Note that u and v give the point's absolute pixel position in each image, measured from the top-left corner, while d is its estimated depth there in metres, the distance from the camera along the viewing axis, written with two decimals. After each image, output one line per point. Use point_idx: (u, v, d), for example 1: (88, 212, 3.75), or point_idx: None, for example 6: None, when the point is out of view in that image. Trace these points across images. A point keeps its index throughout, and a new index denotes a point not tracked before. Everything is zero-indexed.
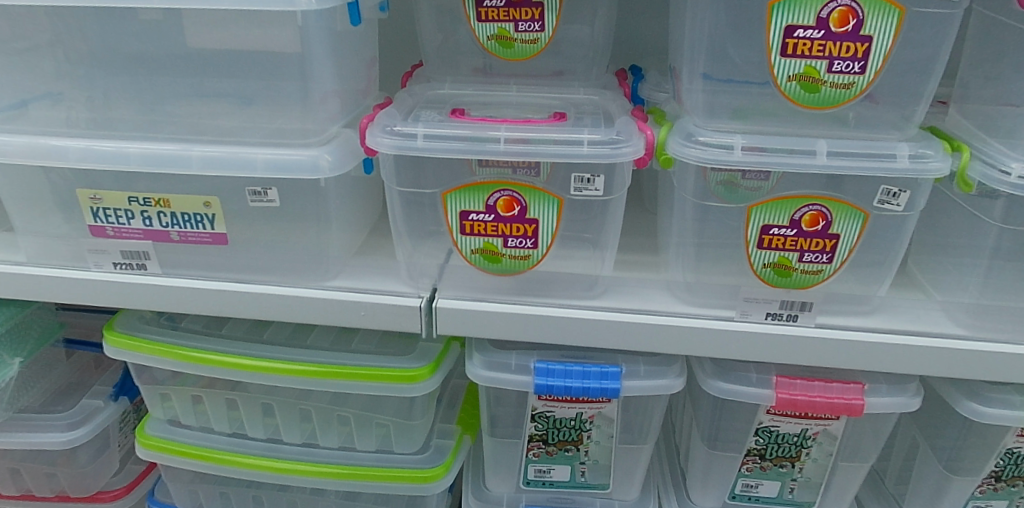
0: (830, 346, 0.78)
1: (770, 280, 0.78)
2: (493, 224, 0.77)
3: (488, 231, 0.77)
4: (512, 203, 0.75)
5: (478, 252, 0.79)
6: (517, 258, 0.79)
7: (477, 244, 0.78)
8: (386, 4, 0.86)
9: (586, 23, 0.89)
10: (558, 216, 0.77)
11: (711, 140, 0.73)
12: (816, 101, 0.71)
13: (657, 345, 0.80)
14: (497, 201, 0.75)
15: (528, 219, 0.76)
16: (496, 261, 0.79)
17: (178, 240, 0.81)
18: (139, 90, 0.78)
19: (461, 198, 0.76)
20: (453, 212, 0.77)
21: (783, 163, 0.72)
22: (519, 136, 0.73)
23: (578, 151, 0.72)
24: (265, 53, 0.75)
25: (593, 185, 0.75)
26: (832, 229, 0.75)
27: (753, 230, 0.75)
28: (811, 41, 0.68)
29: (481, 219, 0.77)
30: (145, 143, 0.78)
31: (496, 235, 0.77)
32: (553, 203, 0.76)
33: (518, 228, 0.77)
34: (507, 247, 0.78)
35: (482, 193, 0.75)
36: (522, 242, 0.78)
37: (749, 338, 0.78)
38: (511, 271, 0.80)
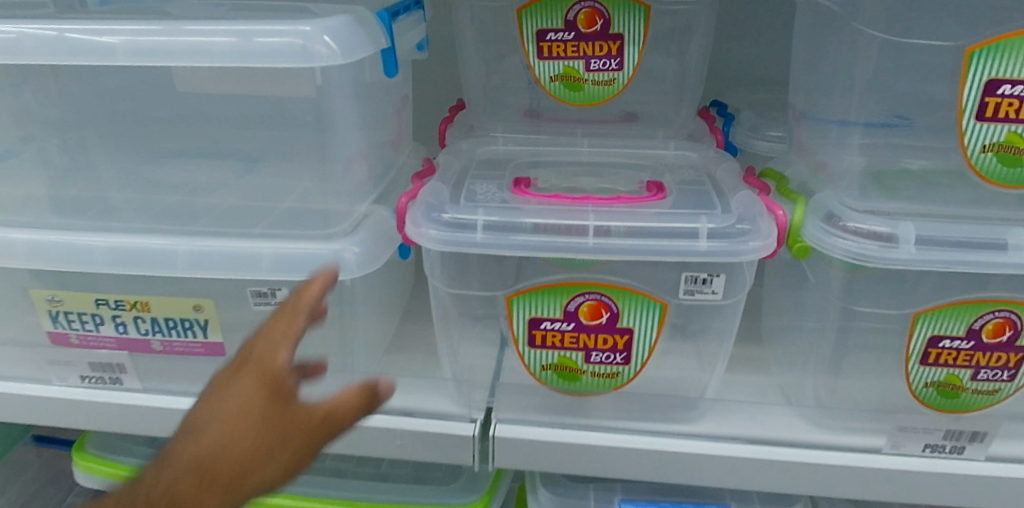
0: (1012, 490, 0.59)
1: (932, 402, 0.60)
2: (572, 334, 0.59)
3: (565, 343, 0.60)
4: (599, 308, 0.58)
5: (552, 367, 0.61)
6: (602, 375, 0.61)
7: (550, 359, 0.61)
8: (425, 42, 0.67)
9: (678, 54, 0.68)
10: (660, 324, 0.59)
11: (863, 227, 0.55)
12: (1015, 178, 0.53)
13: (780, 485, 0.61)
14: (580, 306, 0.58)
15: (619, 328, 0.59)
16: (574, 379, 0.62)
17: (161, 350, 0.63)
18: (111, 164, 0.61)
19: (531, 303, 0.59)
20: (521, 319, 0.60)
21: (967, 260, 0.53)
22: (612, 226, 0.56)
23: (693, 248, 0.55)
24: (270, 117, 0.57)
25: (708, 286, 0.58)
26: (1019, 341, 0.57)
27: (916, 343, 0.58)
28: (1020, 101, 0.51)
29: (557, 328, 0.59)
30: (117, 233, 0.60)
31: (576, 347, 0.60)
32: (656, 309, 0.59)
33: (604, 339, 0.60)
34: (589, 363, 0.61)
35: (559, 296, 0.58)
36: (611, 355, 0.60)
37: (902, 476, 0.60)
38: (592, 391, 0.63)
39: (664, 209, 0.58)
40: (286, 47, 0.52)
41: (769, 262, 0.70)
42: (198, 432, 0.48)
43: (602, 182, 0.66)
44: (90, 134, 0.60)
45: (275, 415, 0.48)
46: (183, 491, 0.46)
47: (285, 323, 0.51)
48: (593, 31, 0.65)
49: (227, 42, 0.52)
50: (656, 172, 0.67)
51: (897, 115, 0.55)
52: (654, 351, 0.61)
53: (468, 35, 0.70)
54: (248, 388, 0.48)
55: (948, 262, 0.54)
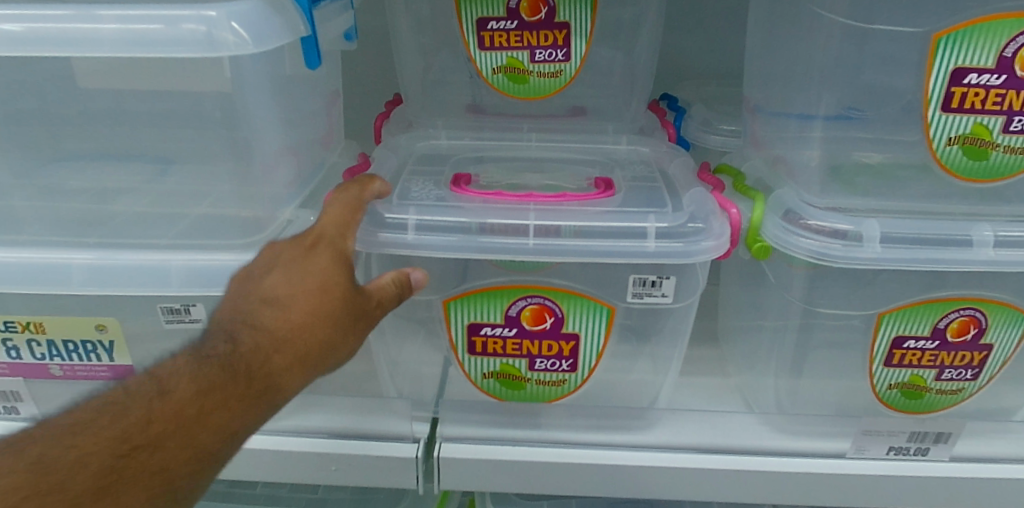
0: (976, 490, 0.58)
1: (895, 403, 0.58)
2: (515, 341, 0.55)
3: (507, 350, 0.56)
4: (543, 313, 0.54)
5: (493, 375, 0.58)
6: (547, 383, 0.58)
7: (491, 367, 0.57)
8: (354, 31, 0.61)
9: (627, 43, 0.64)
10: (607, 330, 0.56)
11: (820, 224, 0.52)
12: (981, 171, 0.51)
13: (743, 497, 0.58)
14: (522, 311, 0.54)
15: (565, 334, 0.55)
16: (520, 387, 0.58)
17: (60, 376, 0.56)
18: None
19: (469, 308, 0.55)
20: (458, 324, 0.55)
21: (930, 258, 0.51)
22: (556, 225, 0.52)
23: (644, 250, 0.51)
24: (173, 114, 0.50)
25: (658, 289, 0.54)
26: (983, 339, 0.55)
27: (880, 343, 0.56)
28: (986, 90, 0.48)
29: (498, 335, 0.55)
30: (6, 249, 0.54)
31: (520, 355, 0.56)
32: (604, 314, 0.55)
33: (548, 346, 0.56)
34: (534, 370, 0.57)
35: (498, 300, 0.54)
36: (557, 362, 0.56)
37: (868, 482, 0.58)
38: (538, 399, 0.59)
39: (610, 207, 0.54)
40: (190, 35, 0.46)
41: (724, 262, 0.67)
42: (273, 306, 0.45)
43: (551, 179, 0.61)
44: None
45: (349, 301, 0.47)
46: (262, 366, 0.44)
47: (353, 207, 0.50)
48: (537, 19, 0.60)
49: (117, 29, 0.46)
50: (607, 167, 0.64)
51: (850, 107, 0.52)
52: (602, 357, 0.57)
53: (401, 25, 0.64)
54: (322, 271, 0.47)
55: (906, 260, 0.51)
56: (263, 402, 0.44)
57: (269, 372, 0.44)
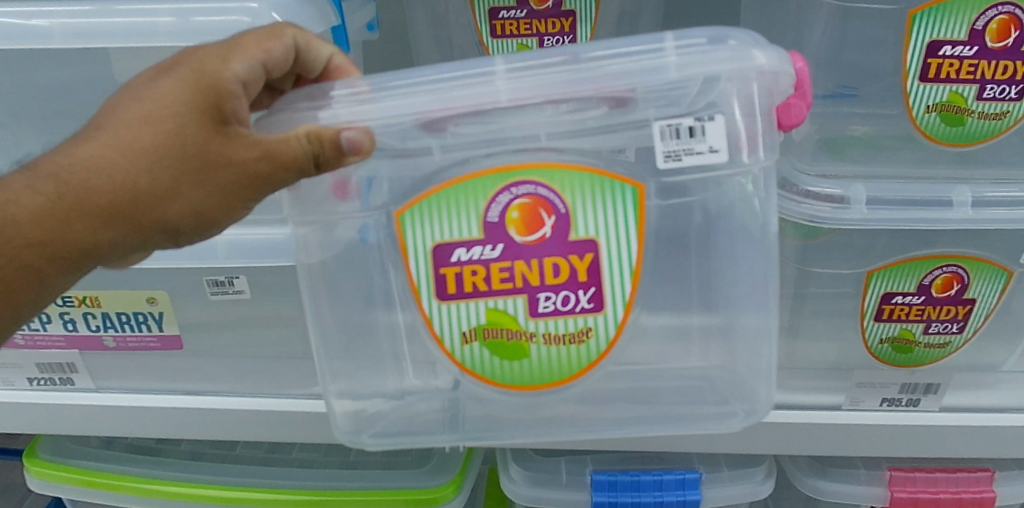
0: (964, 437, 0.62)
1: (887, 357, 0.62)
2: (498, 263, 0.48)
3: (487, 279, 0.48)
4: (536, 210, 0.47)
5: (472, 329, 0.50)
6: (563, 337, 0.50)
7: (475, 313, 0.49)
8: (374, 23, 0.66)
9: (631, 29, 0.68)
10: (637, 218, 0.48)
11: (817, 191, 0.57)
12: (959, 136, 0.56)
13: (748, 448, 0.63)
14: (507, 216, 0.47)
15: (575, 244, 0.48)
16: (510, 340, 0.50)
17: (113, 347, 0.61)
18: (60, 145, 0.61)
19: (432, 223, 0.48)
20: (422, 251, 0.49)
21: (911, 217, 0.57)
22: (529, 65, 0.44)
23: (662, 71, 0.43)
24: None
25: (704, 140, 0.43)
26: (966, 293, 0.59)
27: (870, 300, 0.60)
28: (960, 61, 0.53)
29: (475, 259, 0.48)
30: None
31: (508, 284, 0.48)
32: (630, 193, 0.47)
33: (552, 264, 0.48)
34: (531, 306, 0.49)
35: (470, 204, 0.47)
36: (571, 294, 0.49)
37: (863, 432, 0.62)
38: (539, 348, 0.50)
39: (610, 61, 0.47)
40: (234, 25, 0.51)
41: None
42: (81, 138, 0.41)
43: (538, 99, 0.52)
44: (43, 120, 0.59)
45: (175, 136, 0.40)
46: (33, 210, 0.40)
47: (267, 37, 0.44)
48: (546, 8, 0.65)
49: (169, 22, 0.51)
50: None
51: (844, 86, 0.57)
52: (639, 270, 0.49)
53: (417, 19, 0.69)
54: (159, 95, 0.41)
55: (900, 220, 0.57)
56: (35, 258, 0.41)
57: (39, 211, 0.40)
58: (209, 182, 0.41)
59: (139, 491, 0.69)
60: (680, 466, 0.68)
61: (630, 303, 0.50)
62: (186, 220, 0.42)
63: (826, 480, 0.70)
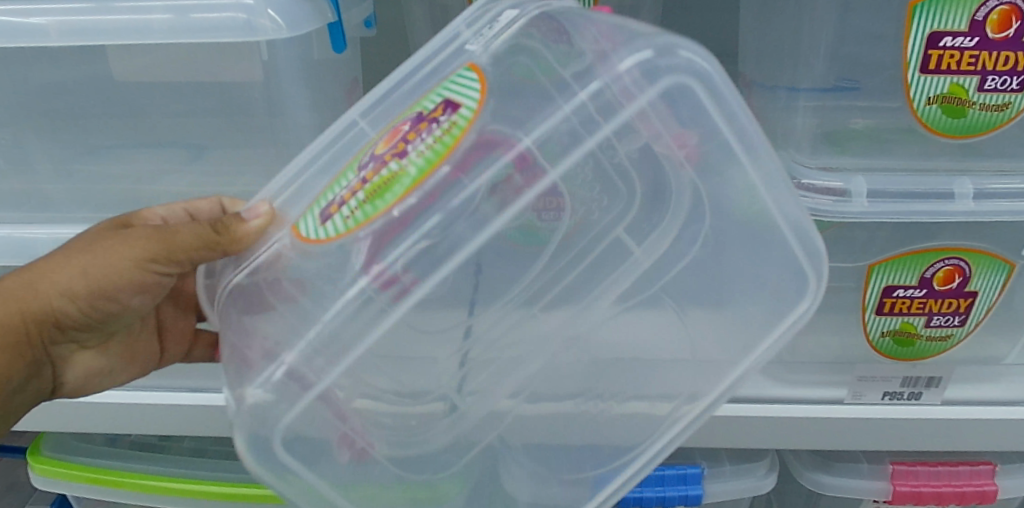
0: (967, 431, 0.61)
1: (888, 350, 0.62)
2: (371, 171, 0.42)
3: (367, 183, 0.42)
4: (399, 129, 0.43)
5: (352, 209, 0.42)
6: (438, 137, 0.40)
7: (354, 199, 0.42)
8: (372, 19, 0.66)
9: None
10: (474, 94, 0.41)
11: (815, 184, 0.57)
12: (960, 128, 0.55)
13: (750, 442, 0.62)
14: (375, 149, 0.44)
15: (430, 113, 0.42)
16: (383, 172, 0.41)
17: None
18: (64, 142, 0.61)
19: (315, 205, 0.45)
20: (316, 218, 0.44)
21: (913, 209, 0.57)
22: (380, 98, 0.51)
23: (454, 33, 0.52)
24: (221, 88, 0.57)
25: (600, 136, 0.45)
26: (968, 286, 0.59)
27: (871, 293, 0.60)
28: (960, 52, 0.52)
29: (354, 184, 0.43)
30: (72, 224, 0.62)
31: (378, 162, 0.42)
32: (458, 85, 0.43)
33: (414, 129, 0.42)
34: (384, 199, 0.41)
35: (345, 172, 0.45)
36: (413, 155, 0.40)
37: (866, 425, 0.62)
38: (364, 221, 0.41)
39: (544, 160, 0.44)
40: (229, 21, 0.51)
41: None
42: None
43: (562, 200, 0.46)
44: (48, 117, 0.60)
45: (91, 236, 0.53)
46: None
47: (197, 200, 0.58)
48: None
49: (164, 19, 0.51)
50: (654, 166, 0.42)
51: (845, 78, 0.56)
52: (472, 119, 0.40)
53: (416, 14, 0.69)
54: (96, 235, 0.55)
55: (901, 213, 0.57)
56: None
57: None
58: (97, 245, 0.51)
59: (143, 488, 0.69)
60: (682, 461, 0.68)
61: (485, 91, 0.42)
62: (73, 276, 0.50)
63: (830, 474, 0.70)
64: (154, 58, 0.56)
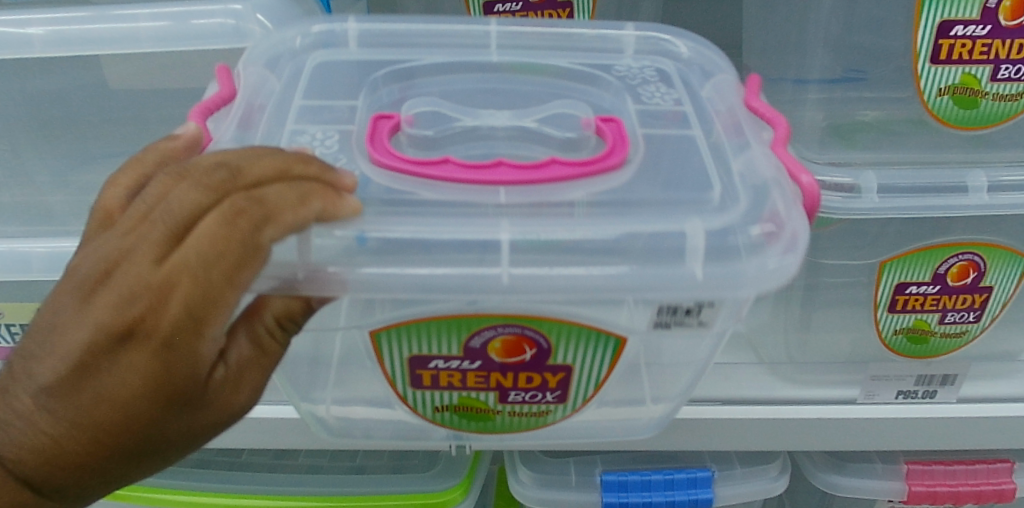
0: (986, 429, 0.60)
1: (902, 349, 0.60)
2: (475, 372, 0.45)
3: (463, 380, 0.46)
4: (521, 343, 0.43)
5: (444, 406, 0.48)
6: (525, 414, 0.48)
7: (445, 397, 0.47)
8: None
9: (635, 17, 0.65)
10: (612, 364, 0.46)
11: (827, 180, 0.55)
12: (972, 119, 0.54)
13: (764, 444, 0.61)
14: (490, 342, 0.43)
15: (552, 365, 0.45)
16: (478, 417, 0.48)
17: None
18: (60, 151, 0.61)
19: (409, 339, 0.44)
20: (399, 359, 0.45)
21: (926, 206, 0.55)
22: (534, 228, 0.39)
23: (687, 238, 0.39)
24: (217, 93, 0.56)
25: (697, 316, 0.42)
26: (984, 282, 0.57)
27: (883, 291, 0.58)
28: (972, 41, 0.50)
29: (452, 368, 0.45)
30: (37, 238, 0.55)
31: (481, 384, 0.46)
32: (612, 346, 0.44)
33: (527, 377, 0.46)
34: (502, 398, 0.47)
35: (451, 331, 0.43)
36: (539, 394, 0.47)
37: (883, 424, 0.60)
38: (510, 419, 0.49)
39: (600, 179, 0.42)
40: (217, 27, 0.51)
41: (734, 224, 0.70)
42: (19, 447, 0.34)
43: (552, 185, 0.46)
44: (47, 128, 0.60)
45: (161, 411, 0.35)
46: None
47: (328, 199, 0.36)
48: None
49: (152, 26, 0.50)
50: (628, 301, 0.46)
51: (854, 69, 0.56)
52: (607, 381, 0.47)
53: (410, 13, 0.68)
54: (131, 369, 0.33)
55: (915, 209, 0.55)
56: None
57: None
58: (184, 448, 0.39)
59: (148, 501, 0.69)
60: (692, 464, 0.67)
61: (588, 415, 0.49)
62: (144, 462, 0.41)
63: (845, 474, 0.68)
64: (144, 64, 0.55)
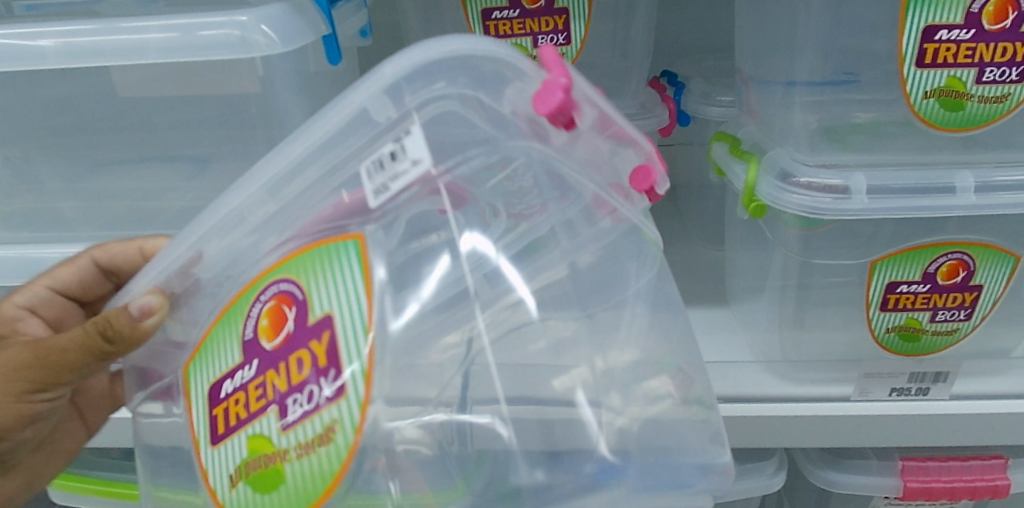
0: (979, 425, 0.61)
1: (895, 346, 0.62)
2: (254, 381, 0.37)
3: (246, 402, 0.37)
4: (281, 304, 0.37)
5: (239, 470, 0.37)
6: (314, 448, 0.35)
7: (237, 451, 0.37)
8: (367, 28, 0.68)
9: (629, 23, 0.66)
10: (367, 278, 0.35)
11: (815, 182, 0.56)
12: (960, 121, 0.55)
13: (759, 441, 0.62)
14: (259, 320, 0.37)
15: (314, 324, 0.35)
16: (271, 471, 0.36)
17: None
18: (70, 160, 0.62)
19: (204, 364, 0.39)
20: (201, 397, 0.39)
21: (916, 206, 0.56)
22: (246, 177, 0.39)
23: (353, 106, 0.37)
24: (222, 99, 0.58)
25: (405, 157, 0.34)
26: (973, 280, 0.59)
27: (875, 290, 0.60)
28: (956, 45, 0.52)
29: (236, 382, 0.37)
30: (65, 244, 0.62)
31: (263, 401, 0.36)
32: (352, 248, 0.36)
33: (295, 362, 0.36)
34: (281, 418, 0.36)
35: (232, 326, 0.38)
36: (314, 387, 0.35)
37: (877, 421, 0.61)
38: (300, 469, 0.35)
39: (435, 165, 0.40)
40: (225, 39, 0.53)
41: (730, 225, 0.71)
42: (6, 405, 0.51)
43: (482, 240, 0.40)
44: (57, 138, 0.62)
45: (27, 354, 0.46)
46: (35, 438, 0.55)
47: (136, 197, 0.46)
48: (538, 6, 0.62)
49: (160, 38, 0.52)
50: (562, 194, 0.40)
51: (847, 72, 0.56)
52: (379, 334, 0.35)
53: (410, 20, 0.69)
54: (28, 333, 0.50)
55: (904, 209, 0.56)
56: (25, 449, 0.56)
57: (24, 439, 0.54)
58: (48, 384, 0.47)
59: None
60: None
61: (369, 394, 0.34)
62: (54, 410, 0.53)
63: (842, 472, 0.69)
64: (152, 71, 0.57)
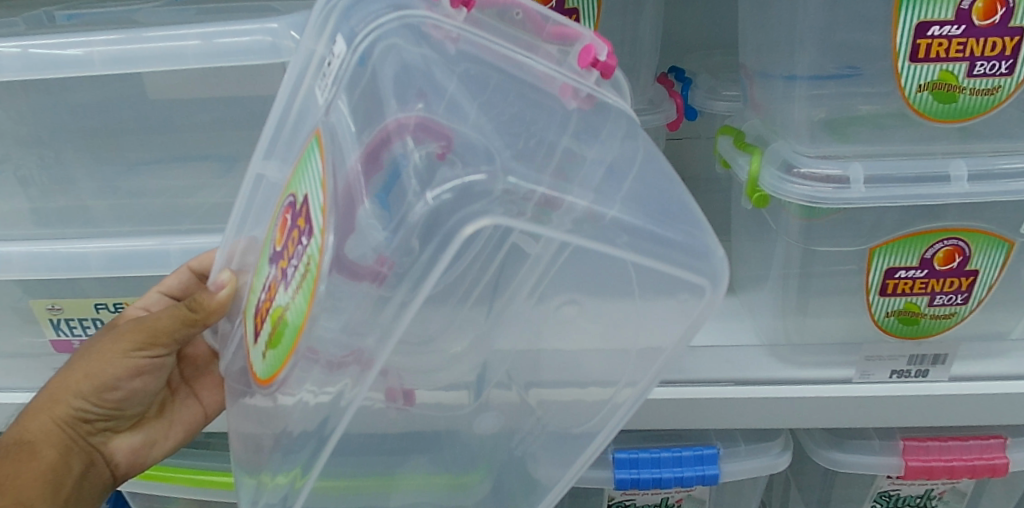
0: (976, 405, 0.63)
1: (894, 329, 0.64)
2: (274, 272, 0.44)
3: (269, 290, 0.44)
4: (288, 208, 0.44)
5: (269, 341, 0.44)
6: (299, 290, 0.41)
7: (266, 329, 0.44)
8: None
9: (636, 21, 0.68)
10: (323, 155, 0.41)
11: (815, 172, 0.59)
12: (953, 113, 0.57)
13: (765, 421, 0.65)
14: (280, 226, 0.45)
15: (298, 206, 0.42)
16: (283, 327, 0.42)
17: None
18: (106, 160, 0.66)
19: (252, 290, 0.48)
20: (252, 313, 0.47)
21: (912, 194, 0.59)
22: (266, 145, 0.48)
23: (309, 57, 0.46)
24: (251, 100, 0.61)
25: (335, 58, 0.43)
26: (968, 265, 0.61)
27: (874, 276, 0.62)
28: (948, 40, 0.54)
29: (266, 282, 0.45)
30: (105, 238, 0.66)
31: (276, 279, 0.44)
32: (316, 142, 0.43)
33: (292, 238, 0.43)
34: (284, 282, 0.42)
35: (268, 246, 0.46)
36: (302, 246, 0.41)
37: (877, 402, 0.64)
38: (294, 310, 0.41)
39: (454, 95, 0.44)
40: (257, 44, 0.56)
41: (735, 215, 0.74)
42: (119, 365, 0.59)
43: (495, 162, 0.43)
44: (93, 139, 0.65)
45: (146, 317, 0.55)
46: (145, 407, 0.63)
47: None
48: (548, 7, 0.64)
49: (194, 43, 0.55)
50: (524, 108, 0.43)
51: (849, 65, 0.58)
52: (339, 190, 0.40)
53: None
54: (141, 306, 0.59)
55: (901, 198, 0.59)
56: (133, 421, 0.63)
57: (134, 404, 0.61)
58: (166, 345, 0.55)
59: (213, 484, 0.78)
60: (698, 442, 0.71)
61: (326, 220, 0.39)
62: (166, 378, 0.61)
63: (845, 452, 0.72)
64: (183, 74, 0.60)
